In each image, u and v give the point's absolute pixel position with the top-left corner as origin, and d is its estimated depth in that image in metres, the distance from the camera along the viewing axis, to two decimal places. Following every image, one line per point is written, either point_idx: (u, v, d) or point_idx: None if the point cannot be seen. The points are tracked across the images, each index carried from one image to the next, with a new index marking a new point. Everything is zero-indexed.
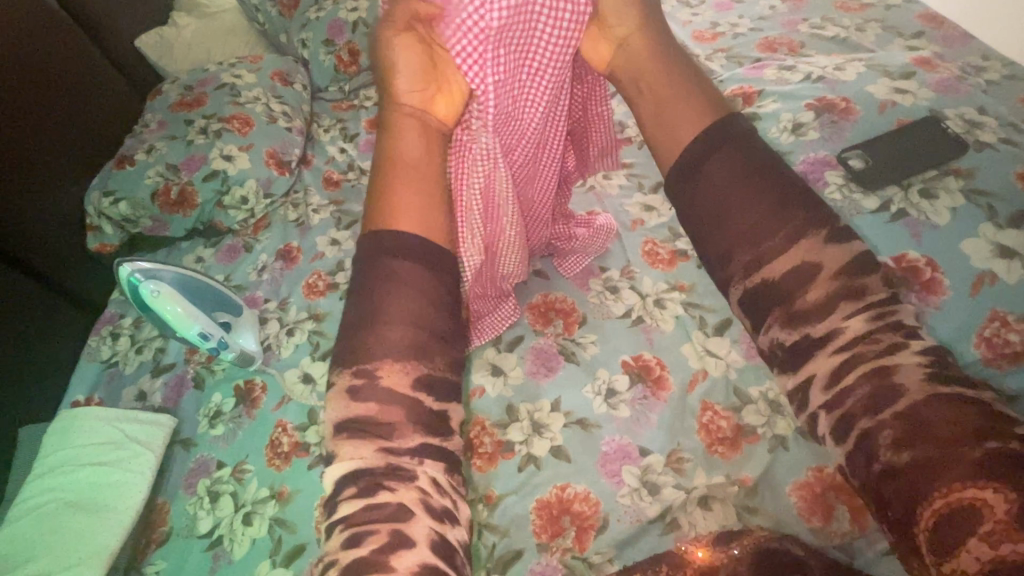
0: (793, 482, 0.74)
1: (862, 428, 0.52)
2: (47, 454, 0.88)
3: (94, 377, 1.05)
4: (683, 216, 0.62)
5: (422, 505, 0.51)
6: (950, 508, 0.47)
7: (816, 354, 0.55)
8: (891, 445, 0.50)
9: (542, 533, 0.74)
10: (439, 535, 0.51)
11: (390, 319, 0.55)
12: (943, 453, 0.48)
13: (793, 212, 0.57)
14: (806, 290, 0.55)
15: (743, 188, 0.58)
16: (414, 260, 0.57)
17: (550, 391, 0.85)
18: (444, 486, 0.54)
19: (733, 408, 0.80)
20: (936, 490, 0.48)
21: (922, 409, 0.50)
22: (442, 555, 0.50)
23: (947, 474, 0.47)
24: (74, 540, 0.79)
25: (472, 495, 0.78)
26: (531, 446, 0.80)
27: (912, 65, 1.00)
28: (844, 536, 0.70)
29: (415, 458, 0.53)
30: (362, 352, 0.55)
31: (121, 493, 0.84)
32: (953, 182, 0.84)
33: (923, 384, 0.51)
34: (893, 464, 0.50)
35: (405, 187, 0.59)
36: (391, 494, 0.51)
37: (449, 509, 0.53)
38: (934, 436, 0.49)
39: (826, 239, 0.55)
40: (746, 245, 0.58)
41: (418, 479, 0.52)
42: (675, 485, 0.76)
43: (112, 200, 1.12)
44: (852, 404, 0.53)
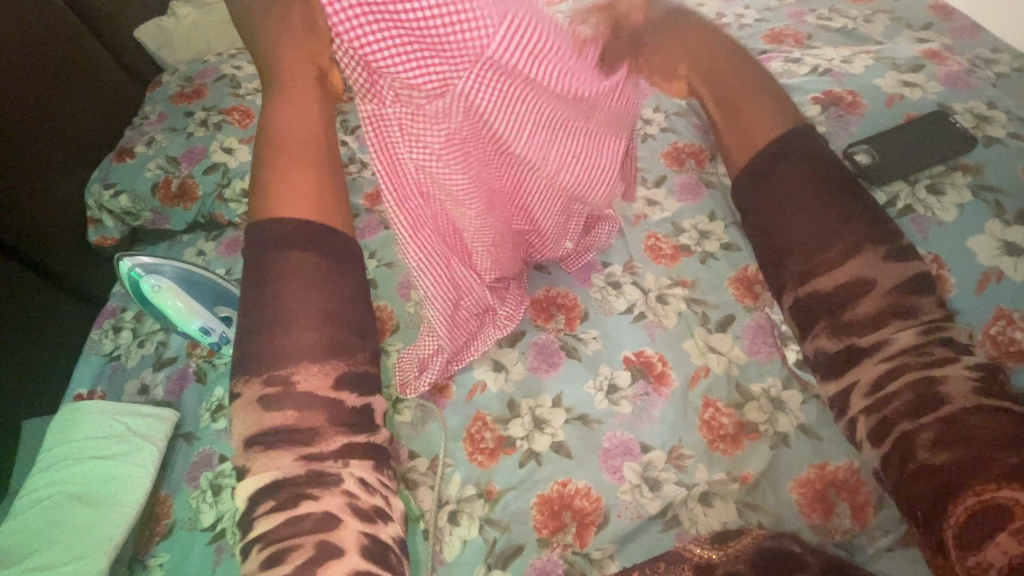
0: (794, 479, 0.74)
1: (902, 431, 0.56)
2: (50, 447, 0.89)
3: (97, 370, 1.05)
4: (745, 222, 0.64)
5: (349, 509, 0.54)
6: (983, 506, 0.50)
7: (864, 361, 0.58)
8: (928, 446, 0.54)
9: (542, 529, 0.74)
10: (369, 538, 0.54)
11: (298, 321, 0.55)
12: (980, 457, 0.51)
13: (860, 225, 0.58)
14: (858, 304, 0.58)
15: (808, 195, 0.59)
16: (306, 250, 0.56)
17: (551, 387, 0.85)
18: (372, 487, 0.57)
19: (734, 405, 0.80)
20: (968, 491, 0.51)
21: (961, 416, 0.53)
22: (372, 557, 0.53)
23: (980, 475, 0.51)
24: (79, 533, 0.80)
25: (473, 490, 0.78)
26: (532, 442, 0.80)
27: (921, 58, 0.99)
28: (845, 534, 0.71)
29: (338, 460, 0.55)
30: (273, 360, 0.55)
31: (123, 486, 0.84)
32: (960, 178, 0.83)
33: (968, 394, 0.54)
34: (928, 463, 0.53)
35: (290, 177, 0.57)
36: (315, 502, 0.53)
37: (380, 507, 0.57)
38: (974, 440, 0.52)
39: (881, 257, 0.58)
40: (803, 254, 0.60)
41: (344, 483, 0.55)
42: (676, 481, 0.75)
43: (113, 193, 1.13)
44: (894, 409, 0.56)
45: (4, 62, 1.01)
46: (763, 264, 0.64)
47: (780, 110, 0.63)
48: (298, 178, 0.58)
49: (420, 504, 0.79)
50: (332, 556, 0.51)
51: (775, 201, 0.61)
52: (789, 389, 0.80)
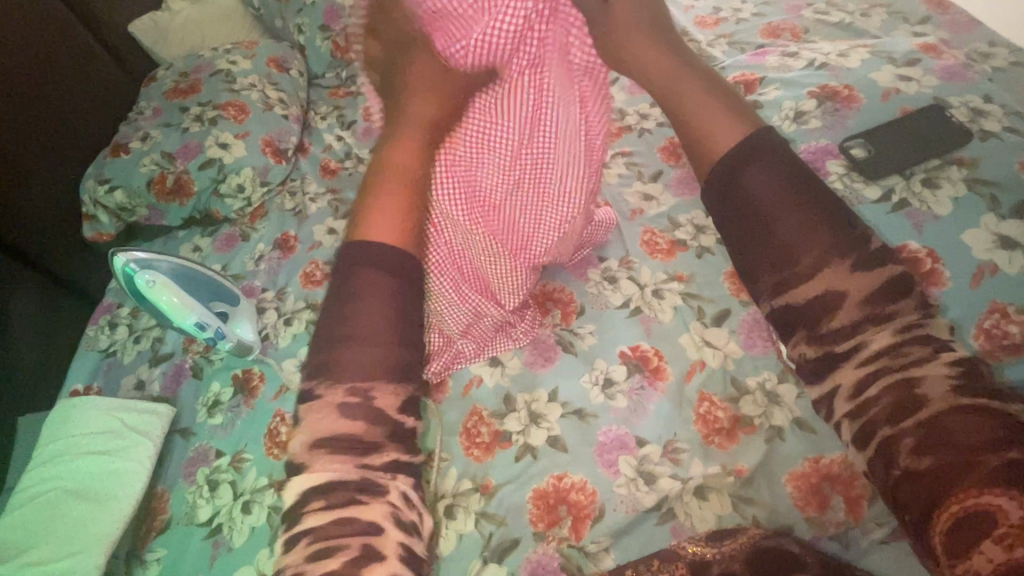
0: (790, 472, 0.74)
1: (883, 435, 0.58)
2: (47, 443, 0.88)
3: (93, 366, 1.05)
4: (721, 223, 0.68)
5: (392, 518, 0.59)
6: (964, 514, 0.51)
7: (842, 365, 0.61)
8: (910, 453, 0.55)
9: (538, 522, 0.75)
10: (406, 549, 0.59)
11: (376, 341, 0.63)
12: (963, 463, 0.53)
13: (838, 233, 0.62)
14: (831, 316, 0.61)
15: (784, 196, 0.64)
16: (390, 274, 0.66)
17: (548, 381, 0.85)
18: (411, 502, 0.62)
19: (730, 399, 0.80)
20: (952, 497, 0.52)
21: (941, 417, 0.55)
22: (411, 567, 0.59)
23: (963, 481, 0.52)
24: (74, 528, 0.80)
25: (469, 485, 0.79)
26: (528, 436, 0.81)
27: (917, 52, 0.98)
28: (840, 526, 0.71)
29: (388, 473, 0.61)
30: (349, 369, 0.62)
31: (120, 481, 0.84)
32: (956, 172, 0.83)
33: (946, 395, 0.56)
34: (911, 468, 0.55)
35: (380, 199, 0.69)
36: (363, 509, 0.58)
37: (417, 521, 0.62)
38: (957, 445, 0.54)
39: (848, 268, 0.61)
40: (770, 268, 0.64)
41: (389, 494, 0.60)
42: (672, 475, 0.75)
43: (108, 188, 1.12)
44: (874, 413, 0.59)
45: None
46: (743, 265, 0.67)
47: (742, 121, 0.69)
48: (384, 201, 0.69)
49: None
50: (374, 561, 0.56)
51: (755, 202, 0.65)
52: (784, 383, 0.80)
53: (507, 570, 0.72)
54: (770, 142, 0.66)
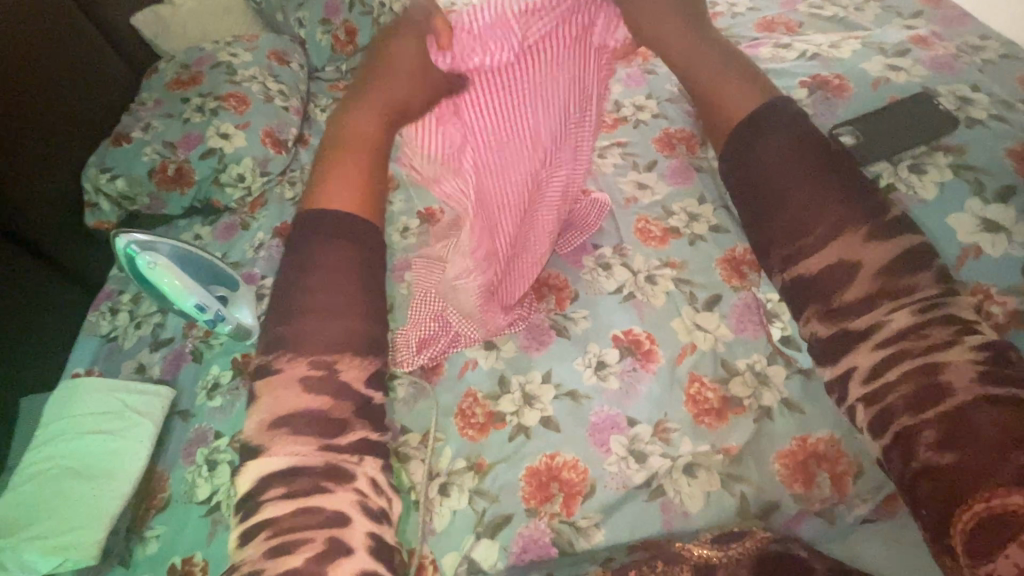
0: (778, 450, 0.75)
1: (903, 427, 0.56)
2: (48, 422, 0.90)
3: (95, 350, 1.07)
4: (738, 200, 0.68)
5: (360, 507, 0.55)
6: (989, 517, 0.50)
7: (858, 350, 0.59)
8: (931, 445, 0.54)
9: (530, 499, 0.76)
10: (377, 537, 0.55)
11: (334, 312, 0.59)
12: (992, 458, 0.51)
13: (857, 202, 0.62)
14: (846, 289, 0.60)
15: (787, 164, 0.64)
16: (342, 242, 0.61)
17: (541, 364, 0.86)
18: (380, 487, 0.58)
19: (720, 380, 0.81)
20: (976, 497, 0.51)
21: (968, 415, 0.53)
22: (379, 558, 0.54)
23: (994, 477, 0.51)
24: (76, 504, 0.81)
25: (463, 464, 0.80)
26: (521, 417, 0.82)
27: (908, 43, 1.00)
28: (826, 502, 0.72)
29: (355, 456, 0.57)
30: (292, 337, 0.58)
31: (120, 460, 0.85)
32: (942, 159, 0.84)
33: (970, 385, 0.54)
34: (930, 464, 0.54)
35: (341, 169, 0.62)
36: (328, 497, 0.54)
37: (385, 508, 0.58)
38: (983, 439, 0.52)
39: (866, 237, 0.60)
40: (787, 240, 0.63)
41: (358, 480, 0.56)
42: (662, 453, 0.77)
43: (110, 177, 1.14)
44: (892, 401, 0.57)
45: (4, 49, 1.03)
46: (756, 240, 0.67)
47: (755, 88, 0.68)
48: (343, 175, 0.63)
49: (411, 477, 0.80)
50: (341, 554, 0.52)
51: (758, 178, 0.65)
52: (773, 365, 0.82)
53: (500, 545, 0.74)
54: (778, 108, 0.66)
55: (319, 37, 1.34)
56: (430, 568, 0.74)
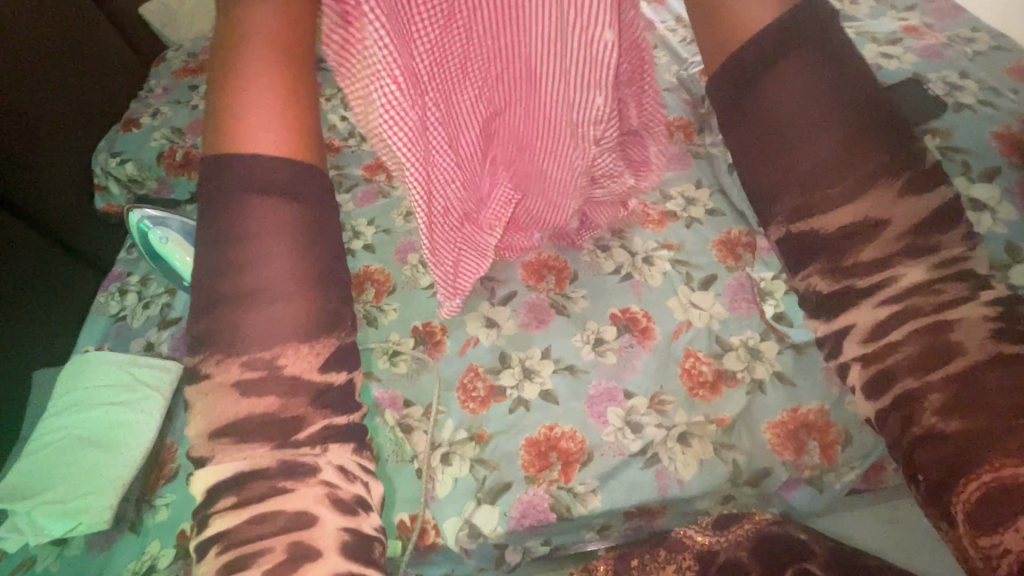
0: (768, 421, 0.78)
1: (903, 388, 0.44)
2: (61, 394, 0.92)
3: (104, 329, 1.09)
4: (734, 137, 0.47)
5: (328, 501, 0.42)
6: (1002, 485, 0.39)
7: (864, 299, 0.45)
8: (938, 410, 0.42)
9: (529, 467, 0.78)
10: (352, 534, 0.43)
11: (269, 293, 0.41)
12: (1003, 423, 0.40)
13: (887, 139, 0.44)
14: (862, 249, 0.45)
15: (810, 107, 0.44)
16: (276, 197, 0.41)
17: (541, 340, 0.89)
18: (353, 473, 0.45)
19: (714, 355, 0.84)
20: (984, 465, 0.40)
21: (975, 373, 0.41)
22: (359, 557, 0.42)
23: (1003, 445, 0.39)
24: (89, 471, 0.84)
25: (464, 434, 0.82)
26: (521, 390, 0.85)
27: (899, 33, 1.03)
28: (815, 469, 0.74)
29: (315, 446, 0.43)
30: (231, 321, 0.41)
31: (130, 430, 0.88)
32: (930, 141, 0.87)
33: (984, 343, 0.42)
34: (935, 429, 0.42)
35: (252, 88, 0.40)
36: (287, 497, 0.42)
37: (363, 497, 0.45)
38: (993, 404, 0.40)
39: (898, 192, 0.43)
40: (797, 189, 0.45)
41: (321, 472, 0.43)
42: (657, 424, 0.79)
43: (119, 161, 1.17)
44: (895, 361, 0.44)
45: (33, 43, 1.07)
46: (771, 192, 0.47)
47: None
48: (254, 89, 0.40)
49: (413, 447, 0.83)
50: (306, 558, 0.40)
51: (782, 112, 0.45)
52: (765, 341, 0.84)
53: (499, 511, 0.76)
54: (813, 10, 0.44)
55: None
56: (432, 533, 0.77)
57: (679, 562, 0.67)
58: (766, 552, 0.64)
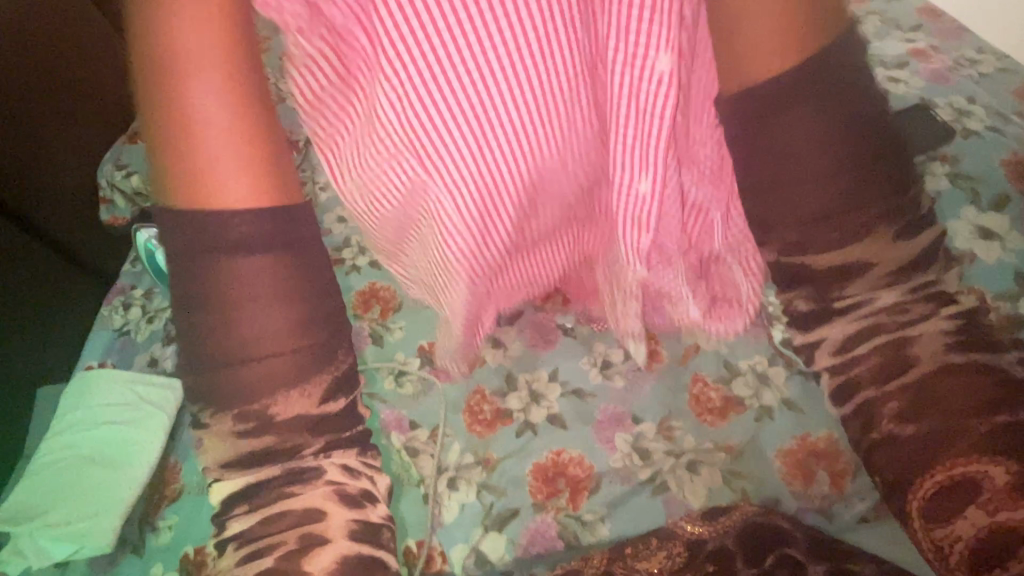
0: (778, 449, 0.77)
1: (863, 396, 0.45)
2: (64, 413, 0.92)
3: (107, 344, 1.08)
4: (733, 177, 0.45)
5: (336, 496, 0.46)
6: (951, 481, 0.41)
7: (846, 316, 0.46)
8: (893, 416, 0.43)
9: (537, 493, 0.78)
10: (361, 524, 0.47)
11: (256, 343, 0.42)
12: (949, 426, 0.41)
13: (892, 187, 0.42)
14: (849, 286, 0.45)
15: (822, 157, 0.41)
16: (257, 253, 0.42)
17: (548, 362, 0.88)
18: (358, 470, 0.48)
19: (723, 380, 0.83)
20: (937, 464, 0.41)
21: (931, 380, 0.43)
22: (370, 539, 0.47)
23: (953, 445, 0.41)
24: (95, 492, 0.84)
25: (472, 458, 0.82)
26: (528, 413, 0.84)
27: (907, 55, 1.03)
28: (824, 499, 0.74)
29: (317, 453, 0.46)
30: (225, 343, 0.42)
31: (135, 450, 0.87)
32: (939, 168, 0.87)
33: (936, 350, 0.44)
34: (893, 434, 0.43)
35: (218, 159, 0.39)
36: (297, 496, 0.45)
37: (370, 491, 0.49)
38: (943, 408, 0.42)
39: (888, 239, 0.43)
40: (795, 231, 0.43)
41: (325, 473, 0.46)
42: (665, 450, 0.79)
43: (125, 174, 1.16)
44: (860, 372, 0.45)
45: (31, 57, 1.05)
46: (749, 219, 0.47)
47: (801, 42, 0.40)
48: (217, 160, 0.39)
49: (420, 471, 0.82)
50: (315, 546, 0.45)
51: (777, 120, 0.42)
52: (774, 366, 0.82)
53: (507, 538, 0.76)
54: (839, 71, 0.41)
55: None
56: (439, 559, 0.77)
57: (670, 548, 0.69)
58: (748, 539, 0.66)
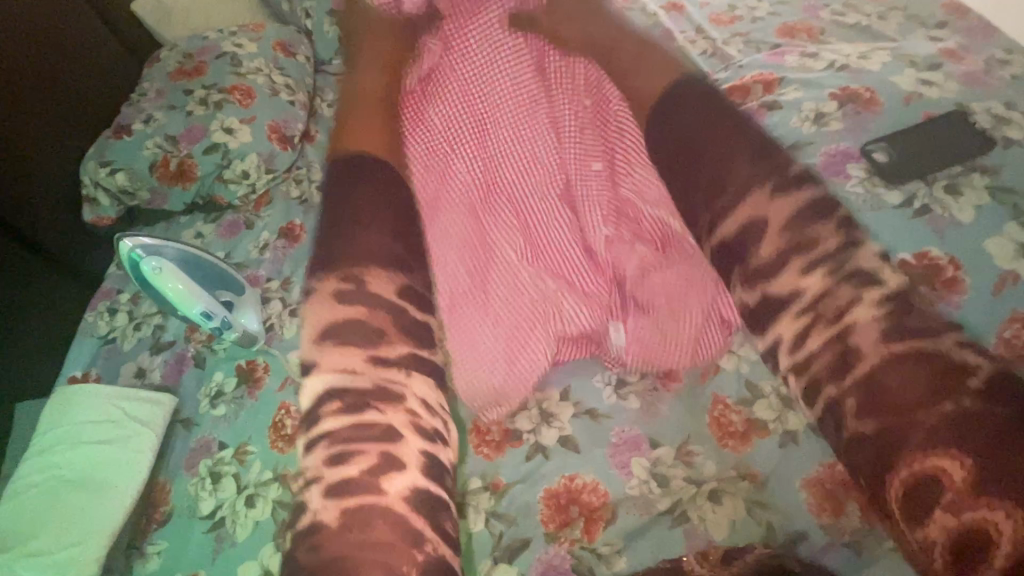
0: (804, 478, 0.73)
1: (825, 395, 0.56)
2: (45, 430, 0.86)
3: (92, 353, 1.03)
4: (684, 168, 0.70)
5: (410, 427, 0.58)
6: (916, 477, 0.49)
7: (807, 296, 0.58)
8: (852, 412, 0.54)
9: (549, 523, 0.74)
10: (428, 454, 0.58)
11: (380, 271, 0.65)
12: (899, 420, 0.51)
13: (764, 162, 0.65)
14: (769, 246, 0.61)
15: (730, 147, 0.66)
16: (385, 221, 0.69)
17: (559, 381, 0.84)
18: (431, 408, 0.61)
19: (744, 402, 0.79)
20: (901, 462, 0.50)
21: (883, 387, 0.53)
22: (432, 476, 0.57)
23: (908, 442, 0.50)
24: (77, 519, 0.78)
25: (479, 483, 0.78)
26: (539, 435, 0.80)
27: (938, 57, 0.98)
28: (855, 532, 0.70)
29: (402, 374, 0.61)
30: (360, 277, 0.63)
31: (120, 472, 0.82)
32: (978, 179, 0.82)
33: (877, 348, 0.54)
34: (855, 432, 0.53)
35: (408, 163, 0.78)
36: (378, 414, 0.57)
37: (439, 429, 0.60)
38: (891, 404, 0.52)
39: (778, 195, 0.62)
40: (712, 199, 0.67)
41: (406, 401, 0.59)
42: (685, 478, 0.75)
43: (110, 171, 1.08)
44: (817, 369, 0.57)
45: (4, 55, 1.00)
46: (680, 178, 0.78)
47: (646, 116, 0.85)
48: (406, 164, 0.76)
49: None
50: (393, 469, 0.55)
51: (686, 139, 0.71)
52: None
53: (518, 571, 0.72)
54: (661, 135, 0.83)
55: (326, 29, 1.30)
56: None
57: None
58: None
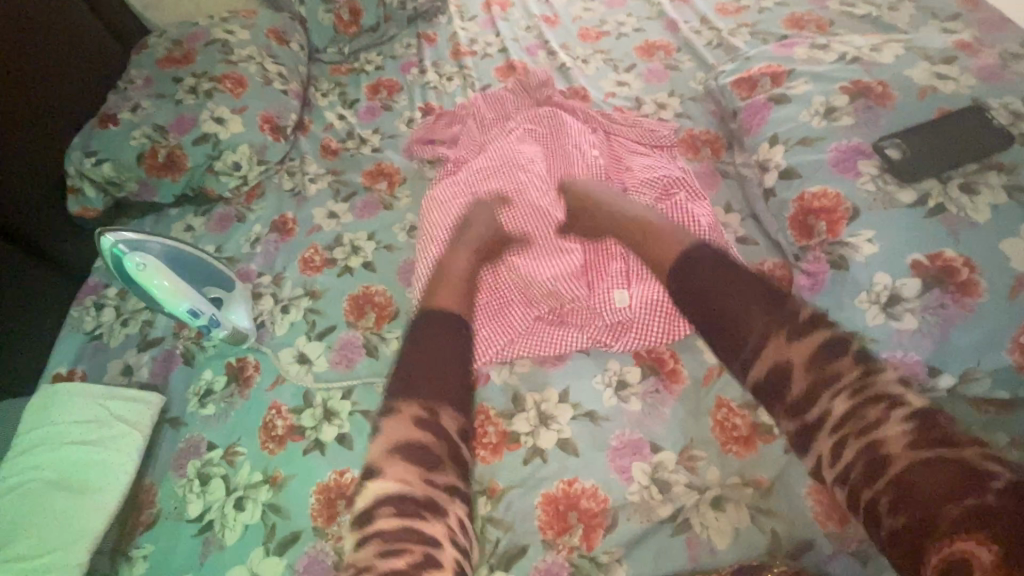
0: (810, 485, 0.71)
1: (863, 497, 0.62)
2: (26, 430, 0.84)
3: (77, 349, 0.99)
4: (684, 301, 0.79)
5: (449, 539, 0.64)
6: (947, 563, 0.54)
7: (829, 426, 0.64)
8: (886, 507, 0.60)
9: (548, 530, 0.71)
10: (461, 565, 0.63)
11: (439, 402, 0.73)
12: (927, 516, 0.57)
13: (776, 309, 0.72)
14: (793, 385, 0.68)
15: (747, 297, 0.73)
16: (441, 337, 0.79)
17: (559, 381, 0.82)
18: (466, 526, 0.66)
19: (748, 406, 0.77)
20: (931, 551, 0.55)
21: (912, 483, 0.59)
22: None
23: (935, 530, 0.56)
24: (58, 523, 0.75)
25: (475, 487, 0.75)
26: (537, 438, 0.77)
27: (953, 49, 0.94)
28: (862, 543, 0.67)
29: (447, 495, 0.67)
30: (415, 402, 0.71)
31: (105, 473, 0.80)
32: (995, 178, 0.80)
33: (907, 449, 0.61)
34: (893, 525, 0.59)
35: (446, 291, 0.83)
36: (424, 523, 0.64)
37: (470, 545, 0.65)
38: (919, 497, 0.58)
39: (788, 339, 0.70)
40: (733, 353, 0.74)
41: (447, 516, 0.65)
42: (687, 484, 0.73)
43: (95, 161, 1.05)
44: (853, 476, 0.63)
45: None
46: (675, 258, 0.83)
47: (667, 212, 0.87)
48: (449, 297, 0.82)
49: None
50: (431, 566, 0.60)
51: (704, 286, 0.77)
52: None
53: None
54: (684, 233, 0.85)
55: (321, 17, 1.28)
56: None
57: None
58: None
